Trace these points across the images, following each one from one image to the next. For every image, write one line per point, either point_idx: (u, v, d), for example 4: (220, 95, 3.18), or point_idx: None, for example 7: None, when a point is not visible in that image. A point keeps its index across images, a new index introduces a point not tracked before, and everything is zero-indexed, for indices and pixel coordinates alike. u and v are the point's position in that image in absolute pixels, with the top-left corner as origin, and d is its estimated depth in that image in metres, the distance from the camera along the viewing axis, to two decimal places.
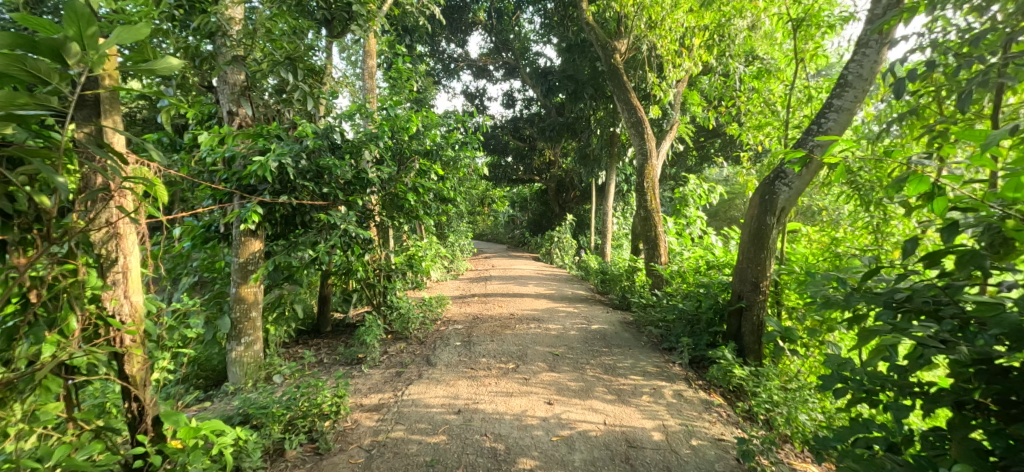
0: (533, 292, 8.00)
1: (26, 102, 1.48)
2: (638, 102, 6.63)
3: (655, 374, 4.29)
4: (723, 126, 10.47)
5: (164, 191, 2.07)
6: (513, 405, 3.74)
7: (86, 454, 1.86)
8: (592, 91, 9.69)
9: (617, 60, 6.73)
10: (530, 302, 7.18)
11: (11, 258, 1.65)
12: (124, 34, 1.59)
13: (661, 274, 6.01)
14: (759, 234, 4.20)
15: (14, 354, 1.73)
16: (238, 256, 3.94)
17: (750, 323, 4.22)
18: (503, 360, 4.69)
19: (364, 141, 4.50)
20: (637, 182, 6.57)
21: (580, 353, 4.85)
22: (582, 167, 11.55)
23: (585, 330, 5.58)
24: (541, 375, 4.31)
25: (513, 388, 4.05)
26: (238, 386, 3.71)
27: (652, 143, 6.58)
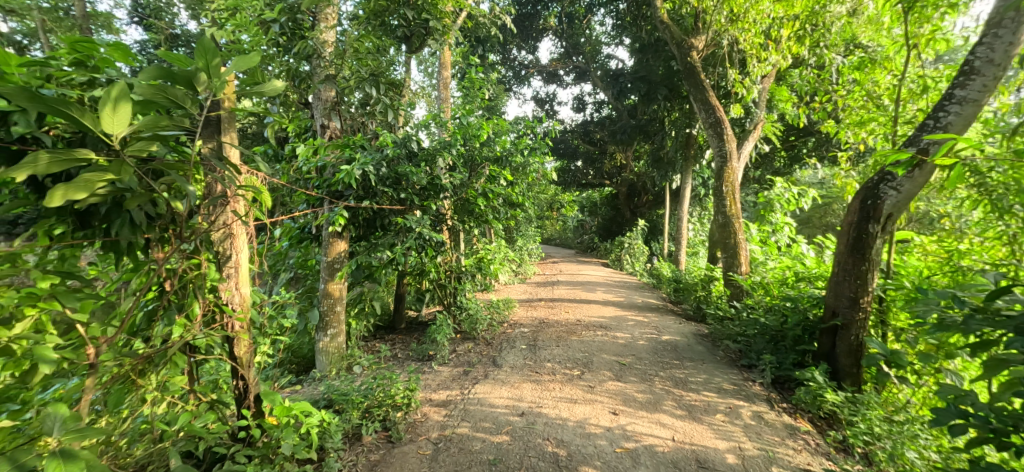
0: (601, 299, 7.96)
1: (167, 124, 1.73)
2: (717, 101, 6.41)
3: (732, 392, 4.13)
4: (815, 123, 9.74)
5: (269, 197, 2.37)
6: (577, 411, 3.79)
7: (203, 422, 2.19)
8: (666, 92, 9.45)
9: (693, 59, 6.61)
10: (597, 309, 7.14)
11: (153, 252, 1.97)
12: (241, 62, 1.85)
13: (740, 285, 5.73)
14: (859, 244, 3.93)
15: (152, 332, 2.05)
16: (326, 255, 4.32)
17: (847, 344, 3.94)
18: (569, 366, 4.74)
19: (439, 149, 4.76)
20: (715, 186, 6.36)
21: (648, 363, 4.79)
22: (656, 170, 11.29)
23: (654, 340, 5.49)
24: (607, 384, 4.32)
25: (578, 395, 4.09)
26: (324, 374, 4.08)
27: (733, 145, 6.34)
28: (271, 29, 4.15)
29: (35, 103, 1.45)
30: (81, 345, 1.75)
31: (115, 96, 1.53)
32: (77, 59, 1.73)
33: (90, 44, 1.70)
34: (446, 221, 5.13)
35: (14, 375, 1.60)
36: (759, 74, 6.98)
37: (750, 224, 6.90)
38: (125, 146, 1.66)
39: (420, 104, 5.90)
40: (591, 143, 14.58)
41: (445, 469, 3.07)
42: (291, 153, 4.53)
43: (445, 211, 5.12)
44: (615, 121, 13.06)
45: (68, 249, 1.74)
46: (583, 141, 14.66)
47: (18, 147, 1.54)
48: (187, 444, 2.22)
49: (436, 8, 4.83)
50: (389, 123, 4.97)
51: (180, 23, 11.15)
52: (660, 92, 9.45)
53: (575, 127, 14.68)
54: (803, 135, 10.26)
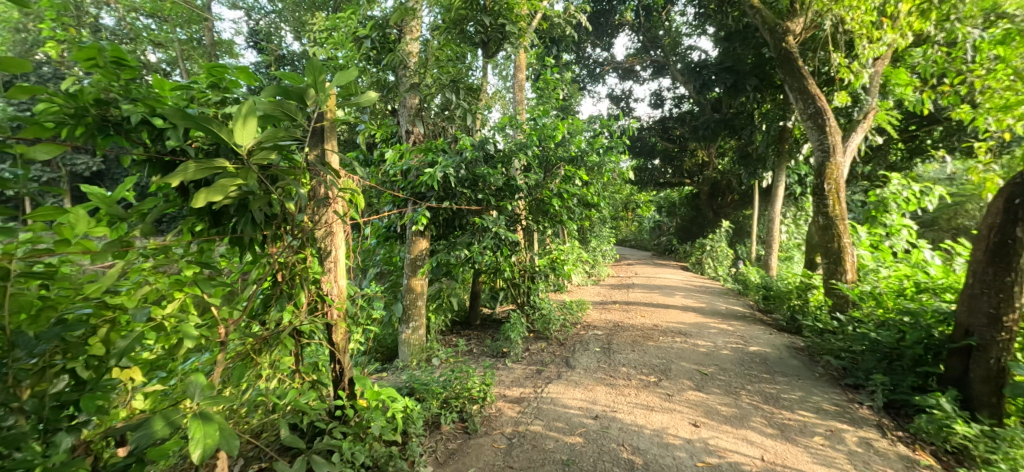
0: (681, 304, 7.70)
1: (284, 134, 1.99)
2: (818, 90, 5.96)
3: (834, 414, 3.83)
4: (943, 109, 8.66)
5: (362, 198, 2.60)
6: (653, 419, 3.74)
7: (307, 398, 2.47)
8: (757, 81, 8.86)
9: (789, 45, 6.22)
10: (675, 315, 6.91)
11: (268, 247, 2.25)
12: (342, 77, 2.08)
13: (846, 295, 5.18)
14: (1002, 251, 3.52)
15: (268, 316, 2.33)
16: (409, 252, 4.62)
17: (982, 368, 3.53)
18: (645, 372, 4.67)
19: (514, 150, 4.90)
20: (815, 184, 5.90)
21: (734, 375, 4.59)
22: (743, 168, 10.76)
23: (739, 351, 5.24)
24: (686, 394, 4.20)
25: (654, 402, 4.03)
26: (406, 363, 4.37)
27: (836, 137, 5.86)
28: (363, 45, 4.54)
29: (186, 121, 1.72)
30: (212, 325, 2.05)
31: (245, 112, 1.81)
32: (212, 82, 2.03)
33: (222, 69, 2.00)
34: (520, 222, 5.26)
35: (164, 348, 1.88)
36: (870, 57, 6.23)
37: (858, 226, 6.31)
38: (250, 155, 1.92)
39: (496, 107, 6.09)
40: (670, 141, 14.04)
41: (519, 464, 3.17)
42: (379, 157, 4.87)
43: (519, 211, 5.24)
44: (696, 116, 12.51)
45: (203, 243, 2.02)
46: (662, 139, 14.14)
47: (169, 158, 1.85)
48: (292, 417, 2.50)
49: (512, 12, 4.96)
50: (468, 127, 5.18)
51: (286, 44, 12.53)
52: (749, 82, 8.89)
53: (653, 124, 14.23)
54: (928, 124, 9.14)
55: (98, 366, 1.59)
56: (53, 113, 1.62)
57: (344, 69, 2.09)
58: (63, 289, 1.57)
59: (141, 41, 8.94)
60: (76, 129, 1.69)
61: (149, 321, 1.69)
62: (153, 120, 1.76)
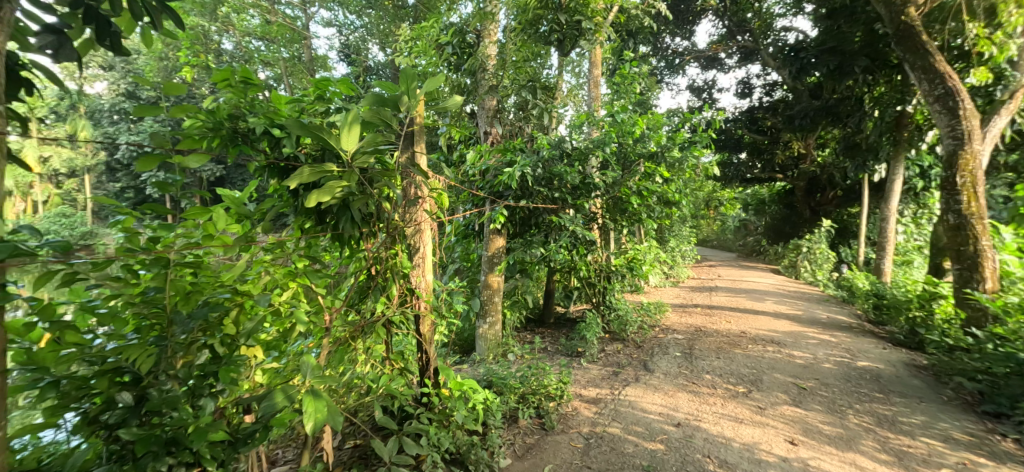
0: (773, 310, 7.22)
1: (381, 140, 2.15)
2: (947, 68, 5.29)
3: (967, 445, 3.42)
4: None
5: (447, 198, 2.75)
6: (743, 433, 3.55)
7: (398, 384, 2.64)
8: (868, 61, 7.83)
9: (910, 18, 5.60)
10: (765, 322, 6.49)
11: (365, 243, 2.46)
12: (431, 83, 2.18)
13: (985, 307, 4.55)
14: None
15: (365, 306, 2.52)
16: (487, 250, 4.77)
17: None
18: (732, 381, 4.45)
19: (591, 147, 4.89)
20: (945, 176, 5.25)
21: (838, 392, 4.24)
22: (850, 159, 9.74)
23: (846, 366, 4.84)
24: (781, 408, 3.94)
25: (744, 414, 3.83)
26: (482, 357, 4.53)
27: (973, 122, 5.14)
28: (446, 51, 4.79)
29: (302, 130, 1.91)
30: (318, 312, 2.29)
31: (351, 120, 1.98)
32: (318, 94, 2.26)
33: (325, 79, 2.18)
34: (596, 220, 5.24)
35: (280, 331, 2.13)
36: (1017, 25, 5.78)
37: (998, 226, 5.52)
38: (354, 159, 2.10)
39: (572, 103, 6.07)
40: (759, 132, 13.39)
41: (597, 465, 3.17)
42: (459, 158, 5.06)
43: (596, 209, 5.20)
44: (791, 105, 11.57)
45: (311, 238, 2.26)
46: (749, 130, 13.57)
47: (284, 163, 2.11)
48: (383, 399, 2.70)
49: (588, 8, 4.90)
50: (544, 126, 5.26)
51: (372, 55, 13.38)
52: (859, 61, 7.87)
53: (740, 115, 13.60)
54: None
55: (230, 344, 1.84)
56: (197, 128, 1.91)
57: (433, 75, 2.18)
58: (205, 276, 1.84)
59: (255, 61, 9.99)
60: (214, 140, 1.98)
61: (271, 305, 1.92)
62: (273, 130, 2.02)
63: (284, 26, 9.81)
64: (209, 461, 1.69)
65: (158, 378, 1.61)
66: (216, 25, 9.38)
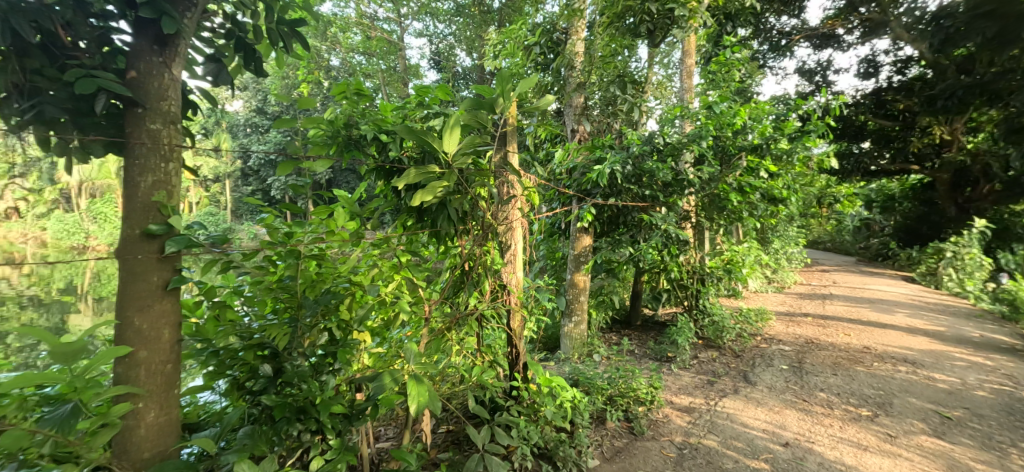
0: (905, 324, 6.43)
1: (478, 142, 2.25)
2: None
3: None
4: None
5: (538, 196, 2.80)
6: (868, 462, 3.20)
7: (488, 375, 2.76)
8: None
9: None
10: (894, 337, 5.80)
11: (459, 239, 2.61)
12: (525, 84, 2.23)
13: None
14: None
15: (460, 299, 2.66)
16: (574, 248, 4.80)
17: None
18: (853, 402, 4.04)
19: (685, 141, 4.68)
20: None
21: (995, 427, 3.68)
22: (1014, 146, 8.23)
23: (1006, 395, 4.21)
24: (918, 439, 3.49)
25: (869, 441, 3.45)
26: (568, 356, 4.57)
27: None
28: (533, 52, 4.93)
29: (410, 135, 2.06)
30: (419, 302, 2.47)
31: (452, 123, 2.10)
32: (419, 100, 2.46)
33: (423, 86, 2.34)
34: (691, 219, 5.09)
35: (385, 319, 2.31)
36: None
37: None
38: (453, 160, 2.23)
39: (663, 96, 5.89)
40: (888, 117, 11.57)
41: None
42: (546, 156, 5.14)
43: (690, 206, 5.06)
44: (932, 83, 10.06)
45: (412, 233, 2.46)
46: (876, 116, 11.69)
47: (390, 166, 2.32)
48: (473, 390, 2.82)
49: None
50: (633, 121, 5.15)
51: (461, 61, 13.98)
52: None
53: (864, 98, 11.52)
54: None
55: (345, 328, 2.07)
56: (319, 136, 2.19)
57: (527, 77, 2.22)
58: (326, 267, 2.05)
59: (357, 74, 10.92)
60: (333, 147, 2.25)
61: (380, 295, 2.11)
62: (381, 136, 2.24)
63: (383, 39, 10.55)
64: (329, 431, 1.92)
65: (290, 354, 1.88)
66: (325, 44, 10.38)
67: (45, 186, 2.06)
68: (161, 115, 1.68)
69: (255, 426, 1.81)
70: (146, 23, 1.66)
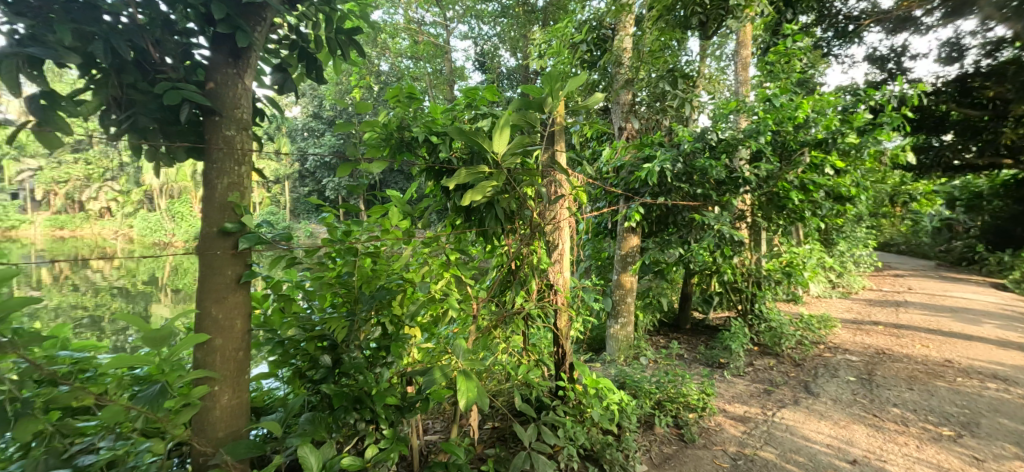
0: (993, 336, 5.90)
1: (527, 142, 2.27)
2: None
3: None
4: None
5: (586, 195, 2.78)
6: None
7: (534, 374, 2.79)
8: None
9: None
10: (980, 351, 5.34)
11: (506, 238, 2.65)
12: (573, 83, 2.23)
13: None
14: None
15: (508, 298, 2.70)
16: (621, 249, 4.74)
17: None
18: (931, 420, 3.75)
19: (741, 138, 4.51)
20: None
21: None
22: None
23: None
24: (1010, 464, 3.16)
25: (953, 464, 3.15)
26: (614, 358, 4.53)
27: None
28: (579, 49, 4.91)
29: (461, 137, 2.12)
30: (467, 300, 2.54)
31: (502, 124, 2.14)
32: (468, 102, 2.53)
33: (473, 88, 2.40)
34: (746, 218, 4.93)
35: (434, 315, 2.38)
36: None
37: None
38: (502, 161, 2.27)
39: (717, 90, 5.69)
40: (975, 106, 10.10)
41: None
42: (593, 155, 5.09)
43: (745, 205, 4.88)
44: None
45: (460, 232, 2.52)
46: (959, 105, 10.25)
47: (441, 167, 2.40)
48: (520, 389, 2.84)
49: None
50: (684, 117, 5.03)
51: (507, 62, 14.06)
52: None
53: (946, 85, 10.14)
54: None
55: (398, 323, 2.15)
56: (374, 138, 2.30)
57: (576, 75, 2.22)
58: (380, 264, 2.15)
59: (405, 77, 11.28)
60: (387, 149, 2.36)
61: (430, 291, 2.19)
62: (431, 137, 2.33)
63: (430, 45, 10.85)
64: (383, 421, 2.02)
65: (348, 346, 1.99)
66: (376, 50, 10.76)
67: (131, 189, 2.26)
68: (235, 123, 1.84)
69: (315, 413, 1.94)
70: (223, 38, 1.81)
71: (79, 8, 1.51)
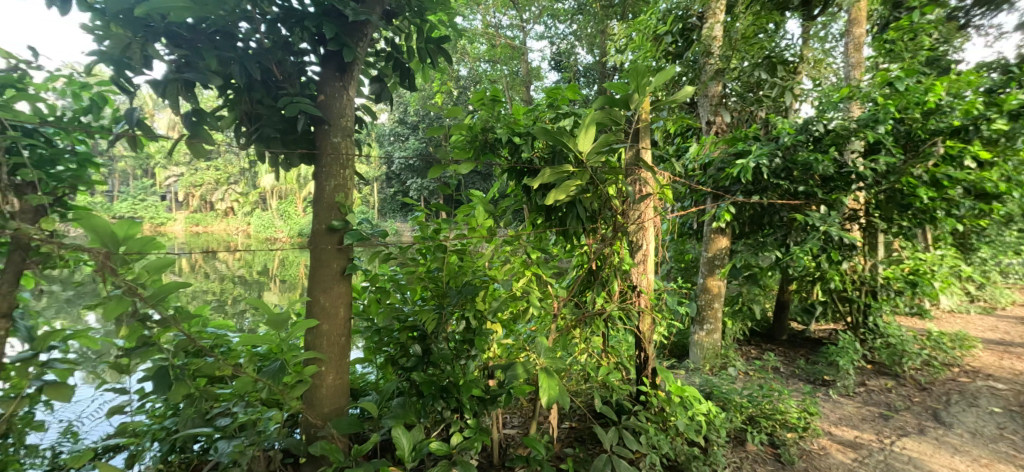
0: None
1: (613, 140, 2.27)
2: None
3: None
4: None
5: (672, 193, 2.68)
6: None
7: (615, 377, 2.75)
8: None
9: None
10: None
11: (587, 238, 2.66)
12: (661, 78, 2.18)
13: None
14: None
15: (589, 297, 2.70)
16: (707, 251, 4.53)
17: None
18: None
19: (854, 128, 4.08)
20: None
21: None
22: None
23: None
24: None
25: None
26: (698, 366, 4.33)
27: None
28: (664, 41, 4.76)
29: (547, 137, 2.18)
30: (548, 299, 2.57)
31: (588, 122, 2.16)
32: (550, 101, 2.58)
33: (555, 88, 2.47)
34: (858, 219, 4.48)
35: (514, 312, 2.43)
36: None
37: None
38: (587, 159, 2.29)
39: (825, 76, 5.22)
40: None
41: None
42: (678, 151, 4.91)
43: (857, 203, 4.45)
44: None
45: (541, 231, 2.58)
46: None
47: (524, 166, 2.47)
48: (599, 390, 2.82)
49: None
50: (783, 108, 4.70)
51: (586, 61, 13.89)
52: None
53: None
54: None
55: (481, 319, 2.23)
56: (460, 141, 2.44)
57: (664, 70, 2.18)
58: (466, 260, 2.24)
59: (483, 81, 11.56)
60: (473, 150, 2.48)
61: (512, 289, 2.24)
62: (514, 138, 2.41)
63: (507, 47, 11.03)
64: (467, 411, 2.11)
65: (436, 337, 2.12)
66: (456, 57, 11.13)
67: (250, 190, 2.56)
68: (341, 130, 2.06)
69: (406, 398, 2.09)
70: (332, 56, 2.03)
71: (221, 37, 1.76)
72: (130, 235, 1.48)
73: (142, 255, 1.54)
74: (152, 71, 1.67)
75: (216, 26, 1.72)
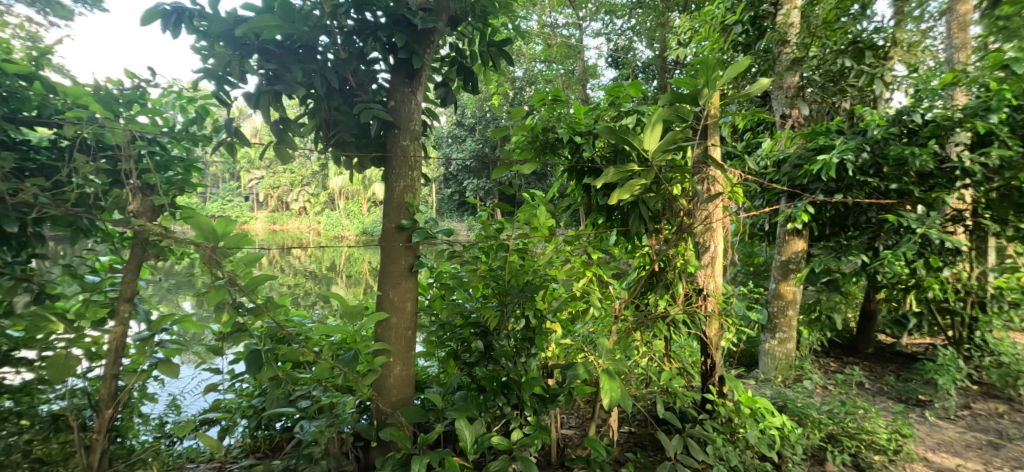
0: None
1: (681, 137, 2.21)
2: None
3: None
4: None
5: (743, 192, 2.54)
6: None
7: (678, 383, 2.66)
8: None
9: None
10: None
11: (649, 238, 2.62)
12: (734, 71, 2.10)
13: None
14: None
15: (652, 299, 2.64)
16: (780, 254, 4.29)
17: None
18: None
19: (959, 117, 3.67)
20: None
21: None
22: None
23: None
24: None
25: None
26: (769, 377, 4.10)
27: None
28: (733, 31, 4.53)
29: (612, 136, 2.16)
30: (608, 299, 2.55)
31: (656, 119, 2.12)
32: (611, 100, 2.57)
33: (617, 86, 2.46)
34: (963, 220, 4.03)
35: (573, 312, 2.44)
36: None
37: None
38: (652, 158, 2.25)
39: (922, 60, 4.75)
40: None
41: None
42: (748, 147, 4.67)
43: (961, 202, 3.99)
44: None
45: (602, 231, 2.58)
46: None
47: (585, 166, 2.46)
48: (661, 396, 2.74)
49: None
50: (870, 98, 4.31)
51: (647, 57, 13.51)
52: None
53: None
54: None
55: (540, 317, 2.26)
56: (521, 141, 2.49)
57: (737, 62, 2.10)
58: (527, 259, 2.25)
59: (539, 81, 11.56)
60: (536, 150, 2.52)
61: (573, 289, 2.24)
62: (575, 138, 2.43)
63: (563, 46, 10.95)
64: (527, 408, 2.14)
65: (497, 334, 2.17)
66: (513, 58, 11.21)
67: (322, 190, 2.75)
68: (409, 133, 2.19)
69: (468, 392, 2.17)
70: (401, 64, 2.16)
71: (304, 51, 1.91)
72: (227, 232, 1.67)
73: (237, 249, 1.71)
74: (247, 84, 1.85)
75: (300, 42, 1.87)
